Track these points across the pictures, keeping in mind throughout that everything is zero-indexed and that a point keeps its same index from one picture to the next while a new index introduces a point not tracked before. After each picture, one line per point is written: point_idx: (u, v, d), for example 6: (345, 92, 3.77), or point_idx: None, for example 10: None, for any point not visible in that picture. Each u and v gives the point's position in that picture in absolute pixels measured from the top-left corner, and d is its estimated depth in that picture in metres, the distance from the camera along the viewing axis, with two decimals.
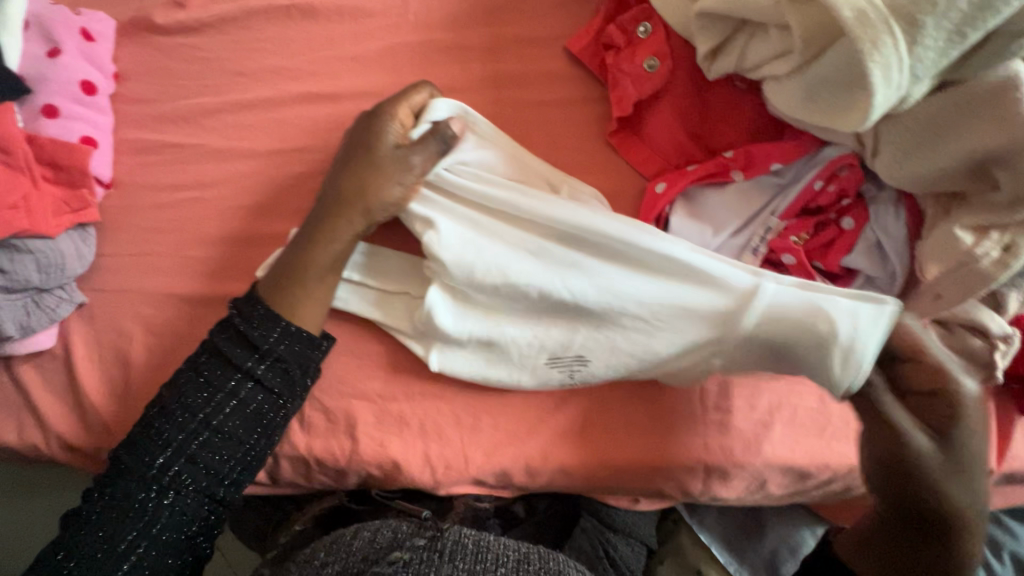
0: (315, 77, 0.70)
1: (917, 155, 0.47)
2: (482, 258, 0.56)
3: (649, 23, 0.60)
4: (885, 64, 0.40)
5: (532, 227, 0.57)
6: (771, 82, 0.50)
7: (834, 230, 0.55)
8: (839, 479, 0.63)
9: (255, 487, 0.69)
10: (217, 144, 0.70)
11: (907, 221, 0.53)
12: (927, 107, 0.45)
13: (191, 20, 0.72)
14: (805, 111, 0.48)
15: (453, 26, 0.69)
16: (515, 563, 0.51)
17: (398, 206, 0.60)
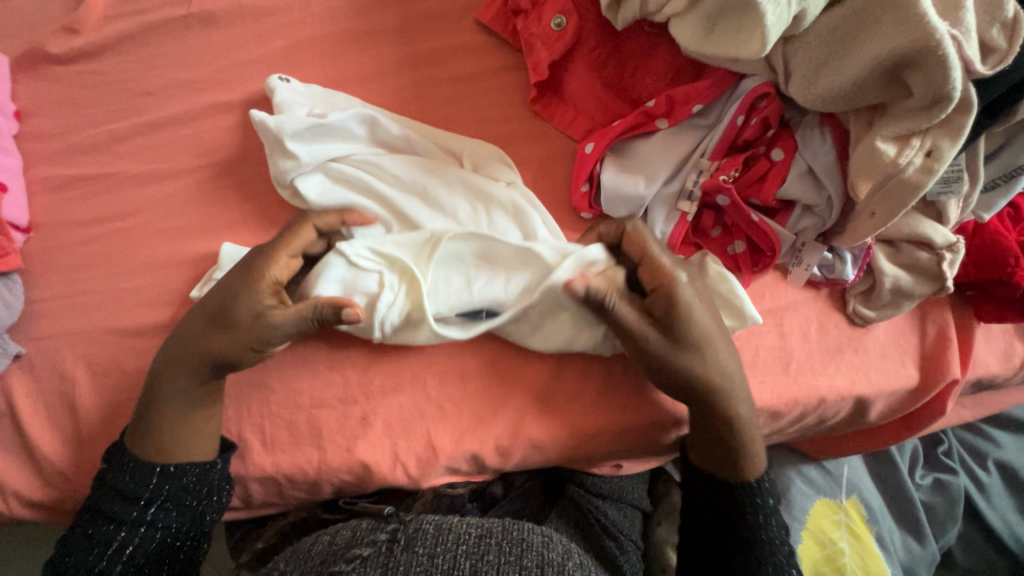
0: (225, 85, 0.67)
1: (827, 72, 0.46)
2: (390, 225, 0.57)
3: None
4: None
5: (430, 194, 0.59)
6: (676, 19, 0.49)
7: (765, 162, 0.54)
8: (812, 414, 0.62)
9: (232, 512, 0.67)
10: (133, 169, 0.67)
11: (834, 142, 0.52)
12: (828, 20, 0.45)
13: (86, 44, 0.68)
14: (709, 44, 0.47)
15: (359, 12, 0.67)
16: (477, 539, 0.53)
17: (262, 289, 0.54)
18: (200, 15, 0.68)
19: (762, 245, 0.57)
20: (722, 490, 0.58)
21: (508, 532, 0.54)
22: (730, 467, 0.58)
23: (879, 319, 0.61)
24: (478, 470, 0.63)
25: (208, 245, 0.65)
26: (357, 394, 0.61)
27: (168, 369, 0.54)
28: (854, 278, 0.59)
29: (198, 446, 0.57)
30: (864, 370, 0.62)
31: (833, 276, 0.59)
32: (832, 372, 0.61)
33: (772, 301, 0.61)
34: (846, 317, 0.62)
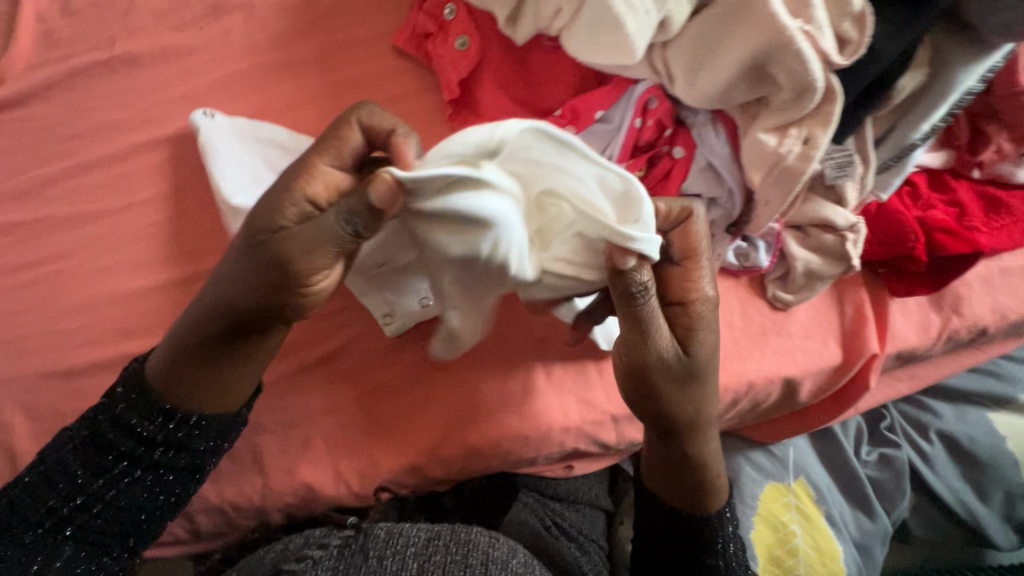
0: (151, 123, 0.69)
1: (703, 73, 0.49)
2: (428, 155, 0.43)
3: (451, 6, 0.61)
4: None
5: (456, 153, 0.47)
6: (564, 33, 0.51)
7: (668, 160, 0.57)
8: (744, 399, 0.64)
9: (179, 547, 0.65)
10: (63, 211, 0.68)
11: (726, 137, 0.55)
12: (694, 27, 0.48)
13: (11, 93, 0.69)
14: (592, 55, 0.50)
15: (279, 44, 0.69)
16: (424, 542, 0.53)
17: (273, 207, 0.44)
18: (124, 58, 0.69)
19: None
20: (679, 519, 0.59)
21: (457, 532, 0.55)
22: (690, 502, 0.59)
23: (797, 301, 0.63)
24: (424, 482, 0.64)
25: (141, 281, 0.66)
26: (297, 417, 0.62)
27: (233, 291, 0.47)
28: (767, 264, 0.62)
29: (212, 397, 0.53)
30: (788, 352, 0.64)
31: (748, 264, 0.62)
32: (758, 357, 0.63)
33: None
34: (768, 302, 0.64)
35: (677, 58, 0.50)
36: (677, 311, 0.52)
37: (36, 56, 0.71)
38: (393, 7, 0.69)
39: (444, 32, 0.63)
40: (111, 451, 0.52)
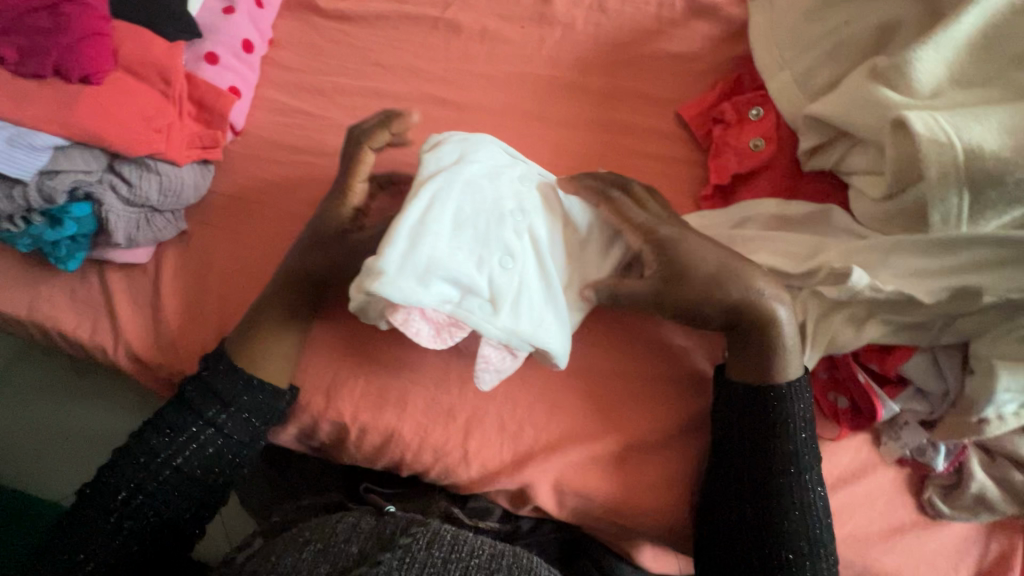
0: (444, 82, 0.77)
1: (933, 278, 0.52)
2: (985, 123, 0.45)
3: (761, 109, 0.65)
4: (944, 213, 0.47)
5: (982, 111, 0.47)
6: (855, 190, 0.57)
7: (874, 355, 0.59)
8: None
9: (302, 445, 0.72)
10: (343, 120, 0.77)
11: (902, 365, 0.57)
12: (985, 254, 0.49)
13: (348, 10, 0.82)
14: (878, 228, 0.56)
15: (578, 66, 0.76)
16: (488, 558, 0.54)
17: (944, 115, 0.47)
18: (449, 23, 0.80)
19: (863, 407, 0.60)
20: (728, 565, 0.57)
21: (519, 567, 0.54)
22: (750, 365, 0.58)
23: (952, 518, 0.61)
24: (522, 500, 0.67)
25: None
26: (409, 356, 0.67)
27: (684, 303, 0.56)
28: (941, 470, 0.61)
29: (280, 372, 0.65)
30: (916, 558, 0.61)
31: (921, 459, 0.61)
32: (889, 550, 0.61)
33: (851, 461, 0.62)
34: (918, 505, 0.63)
35: (925, 263, 0.52)
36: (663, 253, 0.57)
37: None
38: (688, 78, 0.75)
39: (740, 125, 0.66)
40: (168, 434, 0.61)
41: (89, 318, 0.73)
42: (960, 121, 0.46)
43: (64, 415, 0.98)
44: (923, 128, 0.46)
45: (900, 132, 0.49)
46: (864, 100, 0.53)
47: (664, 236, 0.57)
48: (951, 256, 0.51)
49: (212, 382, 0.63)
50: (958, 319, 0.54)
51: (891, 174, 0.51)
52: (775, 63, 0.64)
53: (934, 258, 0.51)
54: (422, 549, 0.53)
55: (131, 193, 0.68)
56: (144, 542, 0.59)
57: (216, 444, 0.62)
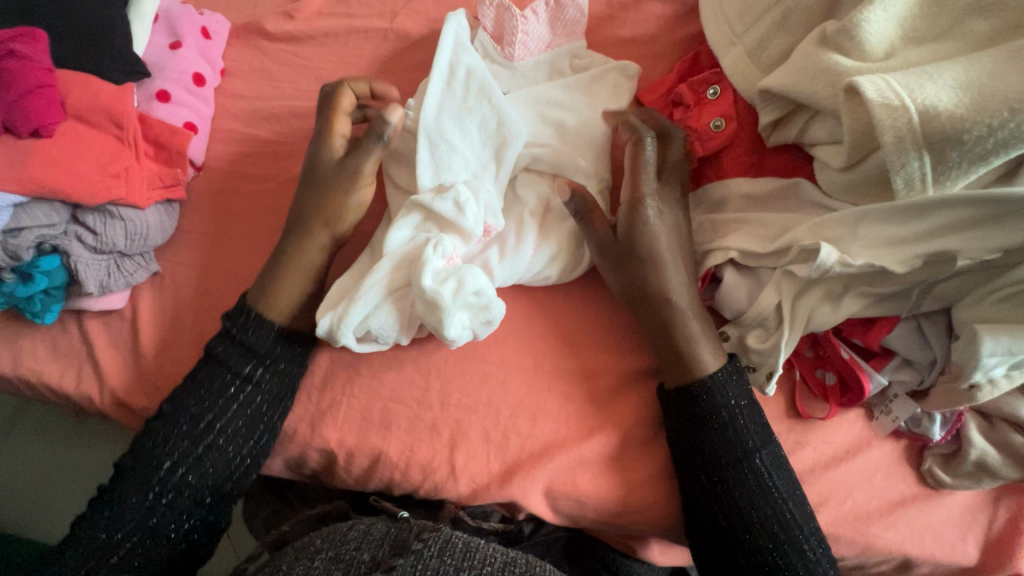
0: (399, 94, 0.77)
1: (902, 246, 0.50)
2: (938, 80, 0.43)
3: (718, 87, 0.63)
4: (906, 179, 0.46)
5: (935, 67, 0.45)
6: (819, 161, 0.55)
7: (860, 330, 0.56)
8: (868, 562, 0.61)
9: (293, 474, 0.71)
10: (301, 143, 0.77)
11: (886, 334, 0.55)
12: (954, 216, 0.48)
13: (297, 31, 0.81)
14: (845, 199, 0.54)
15: None
16: (501, 565, 0.52)
17: (899, 76, 0.45)
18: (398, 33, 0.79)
19: (852, 383, 0.58)
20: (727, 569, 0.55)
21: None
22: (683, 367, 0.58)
23: (955, 487, 0.59)
24: (517, 509, 0.66)
25: None
26: (388, 376, 0.65)
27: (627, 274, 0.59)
28: (939, 439, 0.59)
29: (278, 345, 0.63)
30: (920, 531, 0.59)
31: (917, 430, 0.59)
32: (891, 526, 0.59)
33: (845, 439, 0.61)
34: (919, 474, 0.61)
35: (891, 231, 0.50)
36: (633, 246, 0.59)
37: (325, 8, 0.83)
38: (645, 62, 0.73)
39: (698, 106, 0.64)
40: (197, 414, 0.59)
41: (74, 368, 0.73)
42: (913, 81, 0.44)
43: (78, 461, 0.97)
44: (874, 93, 0.44)
45: (853, 99, 0.48)
46: (815, 70, 0.51)
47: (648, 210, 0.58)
48: (920, 223, 0.49)
49: (243, 334, 0.61)
50: (936, 285, 0.52)
51: (848, 144, 0.49)
52: (726, 38, 0.62)
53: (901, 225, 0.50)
54: (434, 556, 0.50)
55: (97, 240, 0.68)
56: (181, 520, 0.58)
57: (253, 404, 0.61)
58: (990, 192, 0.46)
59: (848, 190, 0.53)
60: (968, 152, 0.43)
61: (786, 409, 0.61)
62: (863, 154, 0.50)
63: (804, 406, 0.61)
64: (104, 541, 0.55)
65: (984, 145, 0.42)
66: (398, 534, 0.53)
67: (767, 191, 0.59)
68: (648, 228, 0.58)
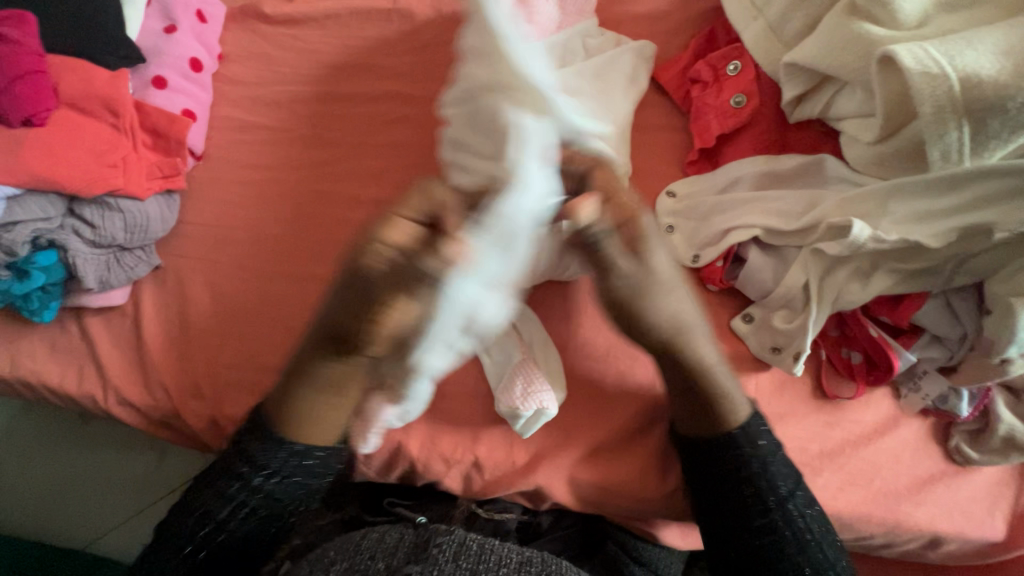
0: (407, 77, 0.74)
1: (936, 219, 0.49)
2: (978, 46, 0.42)
3: (739, 62, 0.62)
4: (944, 150, 0.44)
5: (974, 34, 0.43)
6: (847, 135, 0.54)
7: (887, 307, 0.56)
8: (893, 540, 0.61)
9: None
10: (306, 129, 0.74)
11: (913, 311, 0.55)
12: (991, 186, 0.47)
13: (296, 13, 0.78)
14: (875, 172, 0.52)
15: None
16: (517, 565, 0.51)
17: (935, 43, 0.43)
18: (402, 14, 0.77)
19: (880, 361, 0.58)
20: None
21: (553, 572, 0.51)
22: (721, 437, 0.55)
23: (982, 463, 0.59)
24: (540, 498, 0.65)
25: (352, 213, 0.70)
26: None
27: (670, 343, 0.52)
28: (967, 415, 0.58)
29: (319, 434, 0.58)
30: (949, 509, 0.59)
31: (945, 407, 0.58)
32: (921, 504, 0.59)
33: (873, 418, 0.60)
34: (945, 451, 0.60)
35: (922, 203, 0.49)
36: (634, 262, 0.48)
37: None
38: (660, 40, 0.71)
39: (718, 83, 0.63)
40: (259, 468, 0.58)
41: (76, 367, 0.70)
42: (951, 48, 0.43)
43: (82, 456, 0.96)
44: (913, 61, 0.43)
45: (885, 69, 0.46)
46: (845, 41, 0.50)
47: (625, 289, 0.48)
48: (955, 194, 0.48)
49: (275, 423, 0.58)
50: (969, 259, 0.51)
51: (882, 115, 0.48)
52: (746, 12, 0.61)
53: (934, 196, 0.49)
54: (450, 561, 0.50)
55: (95, 234, 0.65)
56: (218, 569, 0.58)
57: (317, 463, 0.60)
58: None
59: (879, 162, 0.52)
60: (1009, 120, 0.42)
61: (813, 390, 0.60)
62: (896, 124, 0.49)
63: (831, 387, 0.60)
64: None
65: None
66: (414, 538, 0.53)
67: (793, 168, 0.58)
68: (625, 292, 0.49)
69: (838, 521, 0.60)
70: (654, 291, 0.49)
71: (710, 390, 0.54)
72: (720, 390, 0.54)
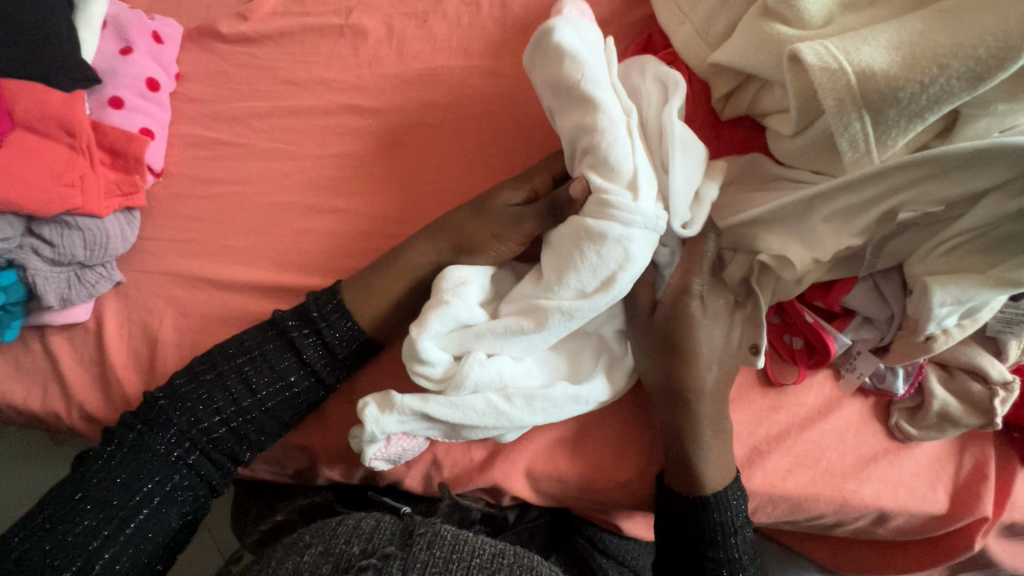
0: (361, 90, 0.77)
1: (853, 211, 0.52)
2: (873, 42, 0.45)
3: (673, 67, 0.65)
4: (851, 140, 0.47)
5: (870, 31, 0.46)
6: (771, 130, 0.57)
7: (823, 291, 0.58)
8: (843, 519, 0.63)
9: (275, 474, 0.70)
10: (263, 143, 0.76)
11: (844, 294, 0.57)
12: (899, 176, 0.49)
13: (251, 32, 0.81)
14: (798, 165, 0.55)
15: (490, 53, 0.76)
16: (490, 557, 0.51)
17: (834, 40, 0.46)
18: (354, 29, 0.79)
19: (818, 345, 0.60)
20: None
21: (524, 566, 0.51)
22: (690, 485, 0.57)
23: (921, 439, 0.61)
24: (501, 495, 0.66)
25: (309, 223, 0.72)
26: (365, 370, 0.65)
27: (677, 403, 0.57)
28: (903, 393, 0.61)
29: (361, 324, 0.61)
30: (893, 484, 0.61)
31: (882, 386, 0.61)
32: (866, 481, 0.61)
33: (817, 400, 0.63)
34: (887, 429, 0.63)
35: (841, 200, 0.52)
36: (678, 322, 0.57)
37: (279, 7, 0.82)
38: None
39: None
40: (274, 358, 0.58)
41: (39, 386, 0.71)
42: (848, 45, 0.46)
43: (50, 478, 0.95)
44: (814, 59, 0.46)
45: (795, 65, 0.49)
46: (760, 42, 0.53)
47: (660, 329, 0.57)
48: (867, 190, 0.51)
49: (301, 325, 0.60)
50: (889, 243, 0.54)
51: (796, 112, 0.51)
52: (675, 18, 0.64)
53: (849, 193, 0.52)
54: (423, 550, 0.50)
55: (54, 253, 0.66)
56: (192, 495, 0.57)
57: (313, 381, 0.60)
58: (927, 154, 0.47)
59: (801, 158, 0.54)
60: (904, 109, 0.45)
61: (758, 377, 0.63)
62: (809, 121, 0.52)
63: (776, 374, 0.63)
64: (119, 508, 0.52)
65: (919, 102, 0.44)
66: (392, 527, 0.53)
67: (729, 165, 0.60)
68: (682, 336, 0.57)
69: (789, 501, 0.61)
70: (673, 350, 0.57)
71: (691, 446, 0.57)
72: (712, 446, 0.57)
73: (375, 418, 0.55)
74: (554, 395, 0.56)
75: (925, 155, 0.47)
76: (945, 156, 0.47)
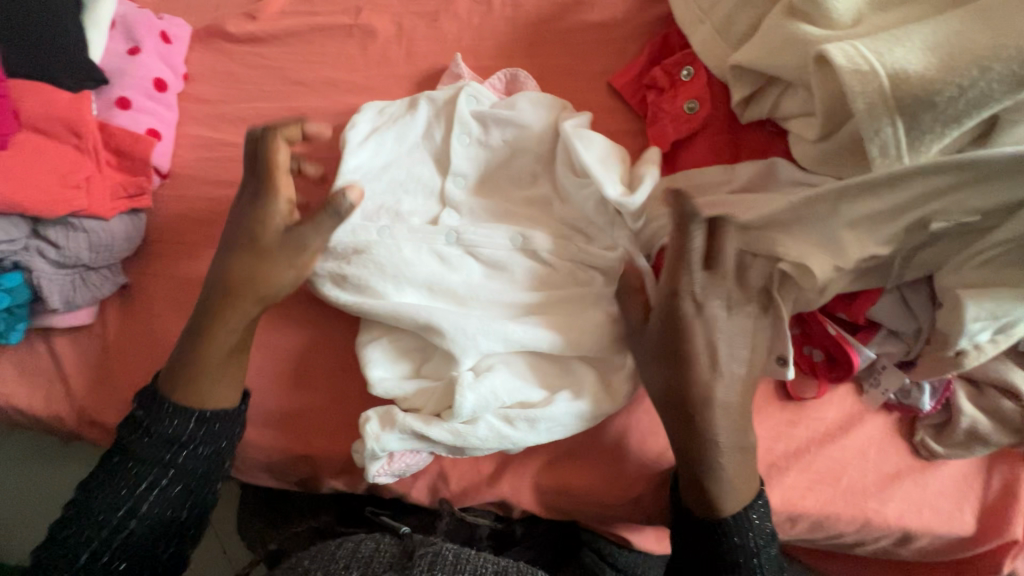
0: (370, 91, 0.75)
1: (884, 217, 0.49)
2: (906, 43, 0.43)
3: (691, 68, 0.63)
4: (882, 145, 0.45)
5: (903, 31, 0.44)
6: (794, 135, 0.55)
7: (847, 303, 0.56)
8: (864, 538, 0.61)
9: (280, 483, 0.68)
10: None
11: (870, 307, 0.55)
12: (933, 183, 0.47)
13: (260, 31, 0.80)
14: (821, 171, 0.53)
15: (502, 53, 0.74)
16: None
17: (866, 40, 0.44)
18: (363, 29, 0.78)
19: (840, 358, 0.58)
20: None
21: None
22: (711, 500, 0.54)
23: (947, 457, 0.59)
24: (509, 507, 0.64)
25: None
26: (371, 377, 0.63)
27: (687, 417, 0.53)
28: (929, 409, 0.58)
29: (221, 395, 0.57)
30: (917, 504, 0.59)
31: (907, 401, 0.58)
32: (889, 500, 0.59)
33: (838, 415, 0.60)
34: (911, 446, 0.60)
35: (875, 206, 0.49)
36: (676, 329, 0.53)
37: (287, 7, 0.81)
38: (617, 48, 0.72)
39: (672, 89, 0.64)
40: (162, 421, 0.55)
41: (43, 389, 0.70)
42: (881, 46, 0.43)
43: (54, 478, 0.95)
44: (845, 60, 0.44)
45: (823, 67, 0.47)
46: (784, 42, 0.51)
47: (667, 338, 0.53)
48: (901, 196, 0.48)
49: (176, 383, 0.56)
50: (919, 253, 0.51)
51: (823, 114, 0.49)
52: (694, 18, 0.62)
53: (881, 198, 0.49)
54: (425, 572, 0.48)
55: (60, 254, 0.66)
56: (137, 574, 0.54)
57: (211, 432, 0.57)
58: (963, 159, 0.45)
59: (827, 162, 0.52)
60: (940, 114, 0.42)
61: (777, 392, 0.61)
62: (836, 124, 0.50)
63: (795, 388, 0.60)
64: None
65: (956, 105, 0.42)
66: (392, 549, 0.51)
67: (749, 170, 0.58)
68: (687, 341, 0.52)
69: (808, 519, 0.59)
70: (673, 357, 0.53)
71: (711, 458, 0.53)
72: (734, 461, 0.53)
73: (375, 433, 0.54)
74: (556, 414, 0.54)
75: (960, 160, 0.45)
76: (982, 161, 0.45)
